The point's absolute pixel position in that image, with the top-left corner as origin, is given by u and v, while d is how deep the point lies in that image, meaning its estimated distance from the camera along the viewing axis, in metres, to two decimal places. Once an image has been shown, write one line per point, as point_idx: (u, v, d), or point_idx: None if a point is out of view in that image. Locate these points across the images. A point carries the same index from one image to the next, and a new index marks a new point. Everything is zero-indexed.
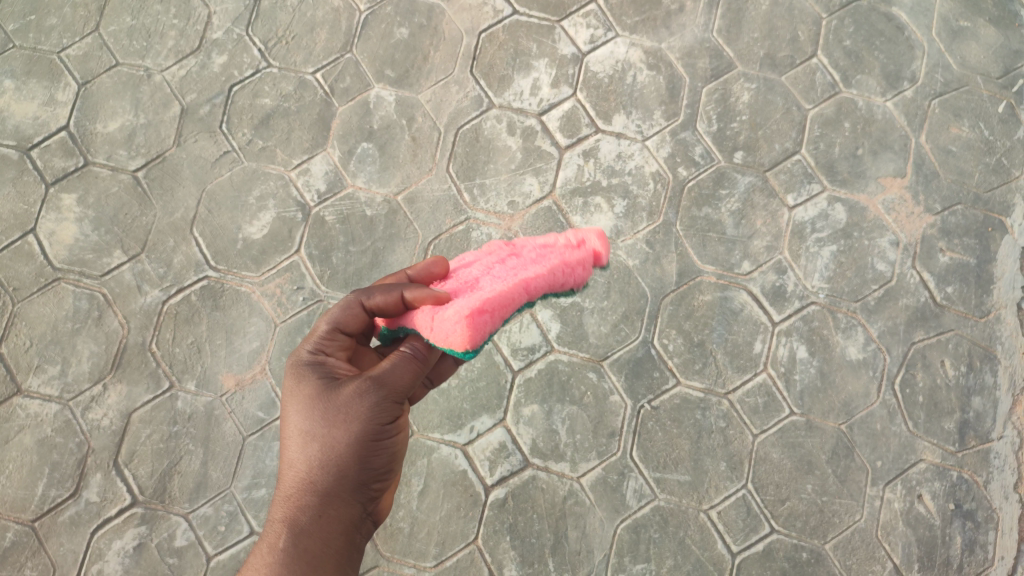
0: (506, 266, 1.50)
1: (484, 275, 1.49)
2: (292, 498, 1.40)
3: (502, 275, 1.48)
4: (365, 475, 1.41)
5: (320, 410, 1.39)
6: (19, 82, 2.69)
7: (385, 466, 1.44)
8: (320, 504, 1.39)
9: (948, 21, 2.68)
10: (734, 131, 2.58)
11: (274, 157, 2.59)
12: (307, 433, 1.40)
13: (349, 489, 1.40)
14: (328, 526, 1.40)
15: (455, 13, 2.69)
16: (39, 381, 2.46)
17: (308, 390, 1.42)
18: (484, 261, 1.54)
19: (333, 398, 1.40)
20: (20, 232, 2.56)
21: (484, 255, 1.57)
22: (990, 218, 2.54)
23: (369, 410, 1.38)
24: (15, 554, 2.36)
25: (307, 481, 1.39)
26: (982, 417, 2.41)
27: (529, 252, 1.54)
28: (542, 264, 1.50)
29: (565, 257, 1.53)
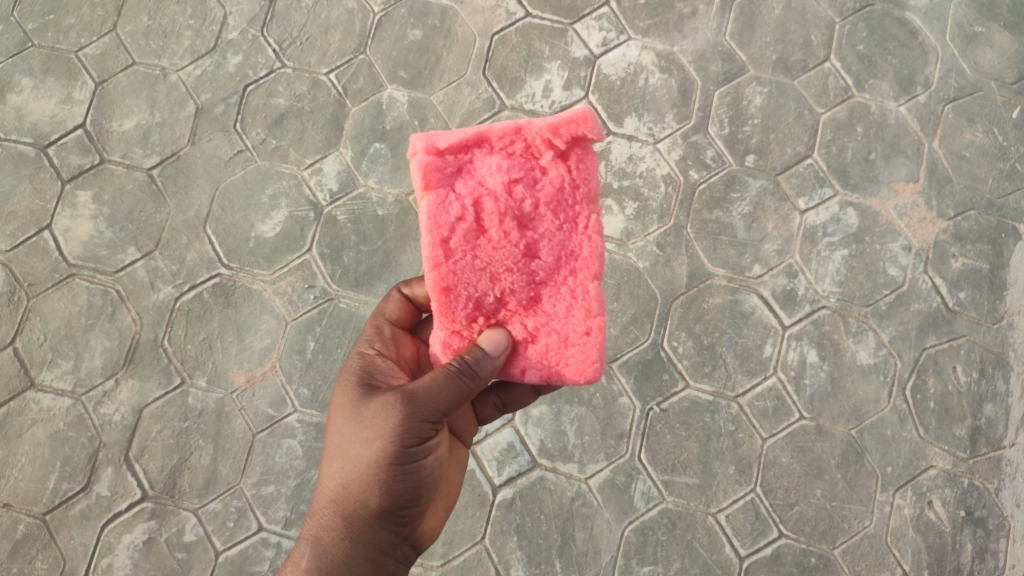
0: (555, 262, 1.31)
1: (545, 290, 1.33)
2: (320, 515, 1.42)
3: (565, 281, 1.32)
4: (391, 504, 1.37)
5: (350, 426, 1.38)
6: (37, 80, 2.72)
7: (413, 496, 1.38)
8: (344, 526, 1.39)
9: (963, 27, 2.67)
10: (745, 134, 2.58)
11: (287, 157, 2.61)
12: (334, 448, 1.40)
13: (374, 516, 1.37)
14: (352, 549, 1.39)
15: (468, 15, 2.71)
16: (52, 375, 2.49)
17: (343, 403, 1.42)
18: (520, 267, 1.30)
19: (361, 414, 1.37)
20: (36, 228, 2.59)
21: (508, 255, 1.29)
22: (1004, 224, 2.53)
23: (391, 431, 1.32)
24: (27, 546, 2.38)
25: (333, 498, 1.40)
26: (994, 424, 2.40)
27: (557, 220, 1.30)
28: (584, 231, 1.31)
29: (589, 190, 1.31)
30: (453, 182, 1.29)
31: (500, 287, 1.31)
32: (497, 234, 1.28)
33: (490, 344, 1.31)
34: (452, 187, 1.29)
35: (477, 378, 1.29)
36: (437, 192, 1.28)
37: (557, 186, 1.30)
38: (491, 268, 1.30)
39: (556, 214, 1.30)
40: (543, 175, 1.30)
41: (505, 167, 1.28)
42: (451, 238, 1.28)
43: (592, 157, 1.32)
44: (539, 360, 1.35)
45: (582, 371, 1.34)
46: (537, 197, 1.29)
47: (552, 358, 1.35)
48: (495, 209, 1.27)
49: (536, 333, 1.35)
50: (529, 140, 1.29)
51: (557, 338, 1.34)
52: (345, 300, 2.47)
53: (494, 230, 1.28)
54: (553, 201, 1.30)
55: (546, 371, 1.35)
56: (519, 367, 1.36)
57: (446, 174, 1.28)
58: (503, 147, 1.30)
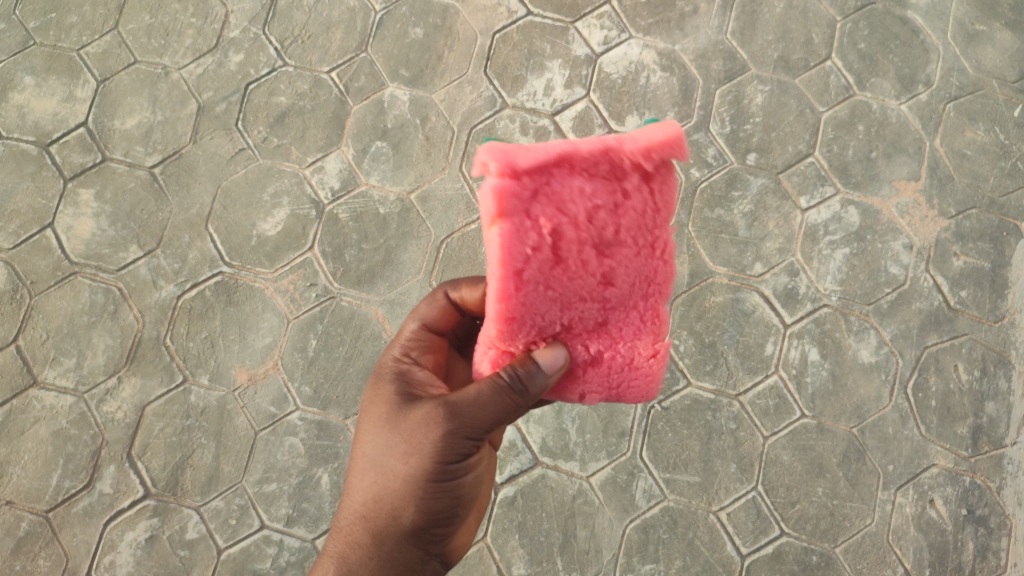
0: (631, 290, 1.16)
1: (615, 315, 1.18)
2: (349, 530, 1.40)
3: (638, 306, 1.18)
4: (424, 522, 1.34)
5: (387, 438, 1.35)
6: (39, 79, 2.72)
7: (448, 515, 1.35)
8: (375, 542, 1.37)
9: (964, 25, 2.67)
10: (747, 133, 2.58)
11: (289, 155, 2.61)
12: (367, 461, 1.37)
13: (407, 533, 1.35)
14: (381, 566, 1.37)
15: (470, 13, 2.71)
16: (54, 373, 2.49)
17: (379, 413, 1.38)
18: (594, 296, 1.14)
19: (399, 426, 1.33)
20: (37, 226, 2.59)
21: (586, 284, 1.12)
22: (1005, 223, 2.53)
23: (431, 447, 1.28)
24: (29, 544, 2.39)
25: (363, 514, 1.37)
26: (996, 422, 2.40)
27: (638, 248, 1.13)
28: (663, 257, 1.17)
29: (669, 215, 1.16)
30: (529, 207, 1.06)
31: (569, 315, 1.16)
32: (575, 264, 1.10)
33: (545, 359, 1.17)
34: (528, 212, 1.06)
35: (528, 394, 1.18)
36: (512, 223, 1.05)
37: (640, 213, 1.13)
38: (563, 298, 1.13)
39: (638, 241, 1.13)
40: (626, 199, 1.11)
41: (590, 191, 1.09)
42: (524, 270, 1.08)
43: (674, 178, 1.16)
44: (602, 382, 1.25)
45: (644, 391, 1.26)
46: (619, 224, 1.11)
47: (615, 381, 1.25)
48: (574, 239, 1.09)
49: (602, 358, 1.22)
50: (617, 160, 1.10)
51: (624, 363, 1.22)
52: (347, 298, 2.48)
53: (572, 260, 1.10)
54: (635, 228, 1.12)
55: (608, 393, 1.26)
56: (580, 391, 1.26)
57: (522, 200, 1.05)
58: (585, 168, 1.09)
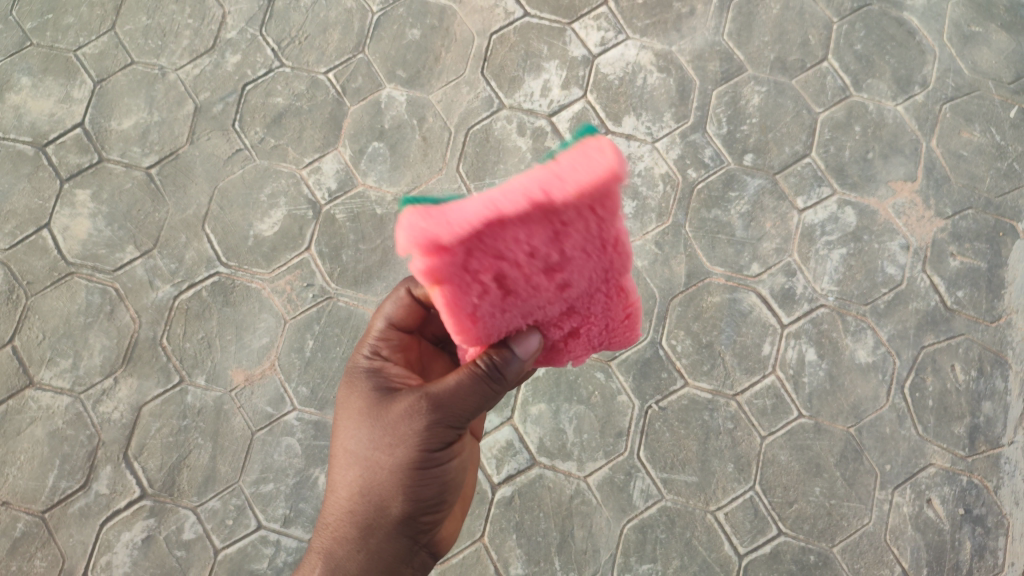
0: (590, 286, 1.11)
1: (582, 303, 1.15)
2: (336, 526, 1.42)
3: (601, 293, 1.14)
4: (412, 511, 1.38)
5: (369, 432, 1.37)
6: (36, 79, 2.72)
7: (434, 502, 1.39)
8: (363, 535, 1.39)
9: (960, 26, 2.68)
10: (744, 134, 2.58)
11: (286, 155, 2.61)
12: (351, 456, 1.39)
13: (394, 524, 1.38)
14: (370, 558, 1.40)
15: (467, 14, 2.71)
16: (51, 373, 2.49)
17: (359, 409, 1.40)
18: (554, 300, 1.12)
19: (381, 420, 1.36)
20: (34, 227, 2.59)
21: (540, 296, 1.10)
22: (1002, 223, 2.54)
23: (414, 437, 1.32)
24: (25, 545, 2.38)
25: (349, 508, 1.40)
26: (993, 422, 2.40)
27: (589, 256, 1.03)
28: (620, 251, 1.05)
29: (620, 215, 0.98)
30: (463, 266, 1.01)
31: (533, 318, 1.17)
32: (528, 293, 1.09)
33: (518, 345, 1.19)
34: (465, 270, 1.02)
35: (504, 380, 1.22)
36: (447, 283, 1.03)
37: (588, 232, 0.99)
38: (523, 312, 1.14)
39: (587, 252, 1.02)
40: (561, 227, 0.97)
41: (523, 241, 0.97)
42: (477, 308, 1.10)
43: (619, 191, 0.96)
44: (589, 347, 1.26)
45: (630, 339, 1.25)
46: (563, 246, 1.00)
47: (599, 343, 1.25)
48: (518, 275, 1.04)
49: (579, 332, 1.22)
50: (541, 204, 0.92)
51: (601, 329, 1.21)
52: (344, 298, 2.47)
53: (521, 291, 1.08)
54: (580, 244, 1.00)
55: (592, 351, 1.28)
56: (570, 357, 1.29)
57: (452, 266, 1.00)
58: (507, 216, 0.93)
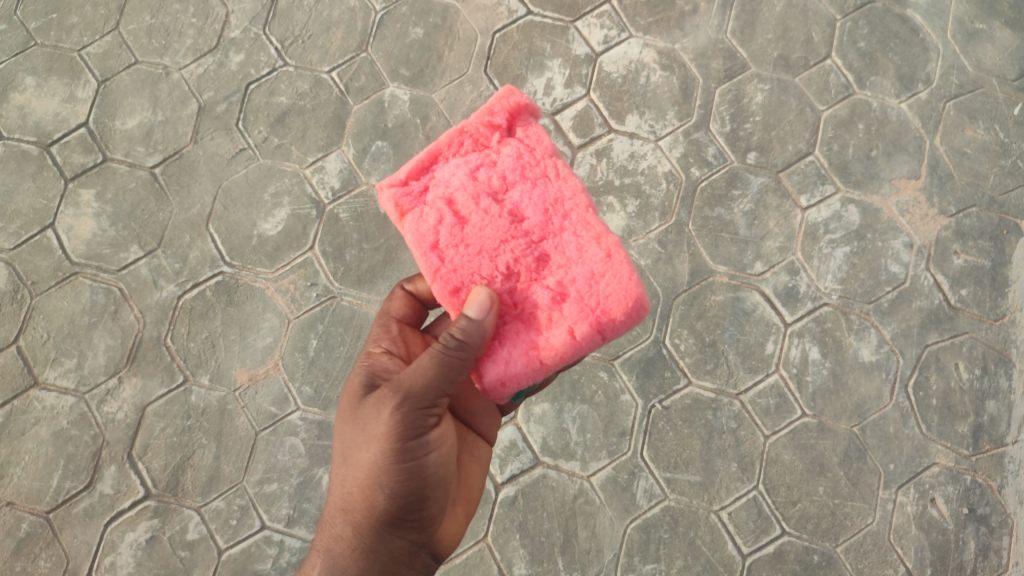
0: (544, 217, 1.35)
1: (548, 243, 1.34)
2: (333, 526, 1.47)
3: (562, 227, 1.35)
4: (394, 507, 1.38)
5: (351, 429, 1.42)
6: (40, 79, 2.73)
7: (415, 499, 1.38)
8: (354, 533, 1.43)
9: (964, 23, 2.67)
10: (747, 132, 2.58)
11: (289, 155, 2.61)
12: (340, 454, 1.45)
13: (378, 521, 1.40)
14: (363, 555, 1.43)
15: (470, 13, 2.71)
16: (55, 373, 2.49)
17: (346, 408, 1.47)
18: (514, 233, 1.33)
19: (359, 416, 1.41)
20: (38, 227, 2.60)
21: (497, 227, 1.33)
22: (1006, 221, 2.53)
23: (385, 430, 1.35)
24: (30, 545, 2.39)
25: (341, 506, 1.45)
26: (997, 421, 2.40)
27: (530, 181, 1.37)
28: (556, 179, 1.37)
29: (546, 148, 1.40)
30: (422, 198, 1.36)
31: (503, 260, 1.33)
32: (480, 216, 1.33)
33: (474, 309, 1.27)
34: (424, 202, 1.36)
35: (461, 350, 1.28)
36: (410, 212, 1.35)
37: (514, 154, 1.38)
38: (487, 248, 1.33)
39: (526, 177, 1.37)
40: (490, 149, 1.39)
41: (463, 163, 1.37)
42: (439, 240, 1.33)
43: (530, 124, 1.43)
44: (582, 308, 1.29)
45: (623, 294, 1.29)
46: (499, 171, 1.37)
47: (590, 300, 1.30)
48: (468, 197, 1.34)
49: (564, 287, 1.31)
50: (473, 134, 1.39)
51: (584, 277, 1.31)
52: (348, 298, 2.48)
53: (474, 214, 1.34)
54: (516, 169, 1.37)
55: (592, 316, 1.29)
56: (565, 326, 1.29)
57: (414, 196, 1.36)
58: (454, 152, 1.40)
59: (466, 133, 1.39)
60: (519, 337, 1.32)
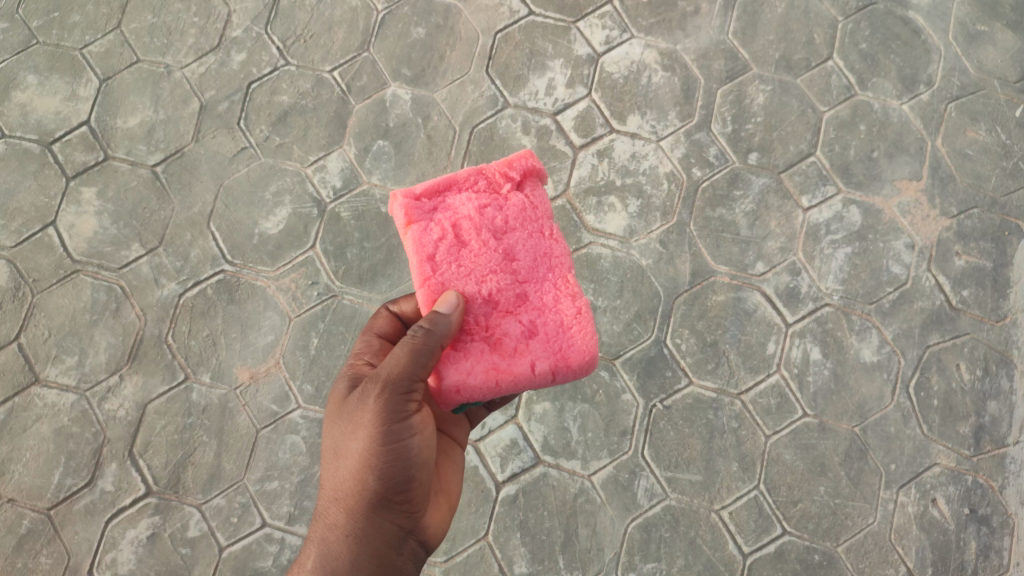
0: (533, 263, 1.47)
1: (530, 287, 1.46)
2: (326, 516, 1.48)
3: (546, 277, 1.48)
4: (381, 489, 1.40)
5: (338, 422, 1.46)
6: (42, 77, 2.73)
7: (402, 481, 1.41)
8: (345, 521, 1.44)
9: (966, 25, 2.67)
10: (749, 132, 2.58)
11: (291, 154, 2.61)
12: (329, 447, 1.48)
13: (368, 506, 1.42)
14: (354, 543, 1.44)
15: (472, 13, 2.71)
16: (56, 371, 2.49)
17: (335, 404, 1.51)
18: (502, 267, 1.45)
19: (346, 407, 1.45)
20: (40, 225, 2.60)
21: (490, 258, 1.44)
22: (1007, 222, 2.53)
23: (369, 415, 1.39)
24: (30, 542, 2.38)
25: (333, 496, 1.47)
26: (998, 422, 2.40)
27: (528, 231, 1.49)
28: (551, 237, 1.51)
29: (548, 211, 1.53)
30: (431, 216, 1.47)
31: (487, 287, 1.43)
32: (477, 246, 1.45)
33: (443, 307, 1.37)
34: (432, 219, 1.47)
35: (433, 343, 1.35)
36: (416, 223, 1.45)
37: (521, 206, 1.51)
38: (475, 273, 1.44)
39: (526, 227, 1.49)
40: (500, 194, 1.52)
41: (474, 198, 1.49)
42: (436, 255, 1.43)
43: (540, 186, 1.56)
44: (545, 349, 1.42)
45: (583, 349, 1.43)
46: (503, 214, 1.49)
47: (555, 345, 1.43)
48: (472, 228, 1.46)
49: (534, 325, 1.43)
50: (490, 177, 1.52)
51: (555, 323, 1.44)
52: (349, 297, 2.48)
53: (473, 242, 1.45)
54: (520, 217, 1.50)
55: (553, 358, 1.42)
56: (528, 360, 1.41)
57: (424, 211, 1.47)
58: (469, 187, 1.52)
59: (485, 176, 1.52)
60: (484, 354, 1.41)
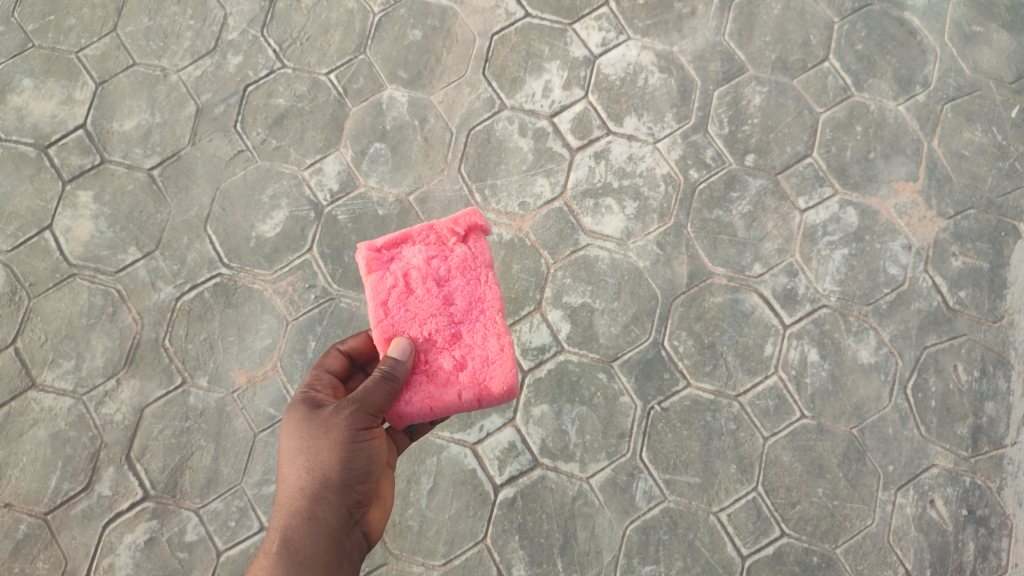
0: (468, 306, 1.61)
1: (465, 327, 1.60)
2: (287, 505, 1.57)
3: (478, 319, 1.61)
4: (347, 480, 1.56)
5: (306, 428, 1.58)
6: (38, 81, 2.72)
7: (365, 471, 1.58)
8: (307, 513, 1.54)
9: (961, 26, 2.67)
10: (745, 134, 2.58)
11: (288, 157, 2.61)
12: (292, 449, 1.58)
13: (333, 491, 1.55)
14: (316, 530, 1.54)
15: (468, 15, 2.71)
16: (53, 375, 2.48)
17: (297, 415, 1.62)
18: (440, 311, 1.59)
19: (317, 416, 1.59)
20: (36, 228, 2.59)
21: (431, 303, 1.59)
22: (1004, 223, 2.54)
23: (345, 420, 1.55)
24: (27, 547, 2.37)
25: (296, 490, 1.56)
26: (996, 422, 2.40)
27: (467, 278, 1.62)
28: (486, 283, 1.63)
29: (487, 259, 1.65)
30: (387, 265, 1.62)
31: (427, 328, 1.58)
32: (421, 292, 1.59)
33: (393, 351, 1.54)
34: (387, 268, 1.62)
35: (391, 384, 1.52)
36: (374, 274, 1.60)
37: (463, 256, 1.63)
38: (418, 316, 1.59)
39: (465, 274, 1.62)
40: (446, 245, 1.65)
41: (425, 250, 1.63)
42: (388, 300, 1.58)
43: (484, 238, 1.67)
44: (471, 381, 1.57)
45: (505, 381, 1.58)
46: (447, 265, 1.62)
47: (480, 377, 1.58)
48: (419, 276, 1.60)
49: (464, 361, 1.59)
50: (440, 231, 1.65)
51: (481, 358, 1.59)
52: (346, 300, 2.48)
53: (418, 289, 1.59)
54: (461, 266, 1.63)
55: (477, 389, 1.57)
56: (456, 390, 1.57)
57: (381, 261, 1.62)
58: (422, 239, 1.65)
59: (435, 230, 1.65)
60: (421, 385, 1.58)
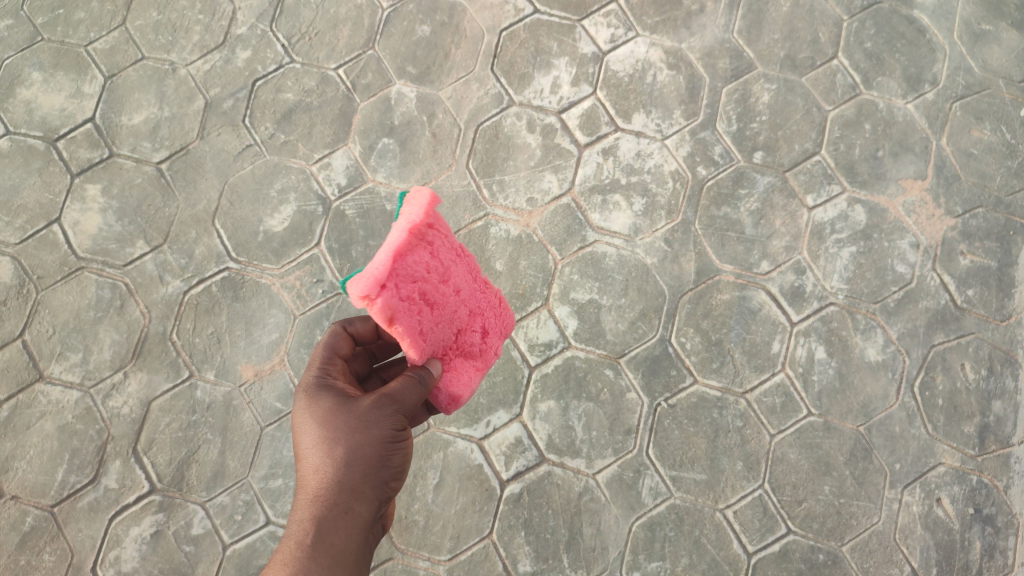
0: (469, 283, 1.65)
1: (473, 302, 1.66)
2: (316, 497, 1.49)
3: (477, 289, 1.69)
4: (384, 475, 1.55)
5: (343, 420, 1.54)
6: (46, 74, 2.73)
7: (398, 468, 1.58)
8: (341, 506, 1.49)
9: (970, 24, 2.67)
10: (753, 131, 2.58)
11: (296, 152, 2.61)
12: (327, 440, 1.52)
13: (371, 485, 1.52)
14: (350, 523, 1.49)
15: (477, 11, 2.71)
16: (60, 368, 2.49)
17: (330, 406, 1.56)
18: (457, 304, 1.59)
19: (354, 409, 1.55)
20: (44, 221, 2.59)
21: (451, 303, 1.56)
22: (1012, 222, 2.53)
23: (387, 417, 1.54)
24: (34, 539, 2.38)
25: (330, 482, 1.50)
26: (1003, 421, 2.39)
27: (456, 260, 1.60)
28: (464, 256, 1.65)
29: (450, 231, 1.60)
30: (400, 295, 1.41)
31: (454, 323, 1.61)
32: (441, 298, 1.53)
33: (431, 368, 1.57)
34: (404, 299, 1.41)
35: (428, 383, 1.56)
36: (399, 315, 1.40)
37: (441, 244, 1.55)
38: (446, 319, 1.56)
39: (454, 257, 1.59)
40: (425, 241, 1.51)
41: (421, 258, 1.47)
42: (421, 326, 1.48)
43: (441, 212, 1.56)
44: (497, 337, 1.75)
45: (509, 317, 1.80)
46: (441, 259, 1.53)
47: (499, 329, 1.75)
48: (433, 285, 1.49)
49: (485, 328, 1.71)
50: (416, 231, 1.46)
51: (493, 314, 1.73)
52: None
53: (438, 298, 1.52)
54: (446, 251, 1.56)
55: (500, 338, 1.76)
56: (493, 350, 1.73)
57: (397, 296, 1.39)
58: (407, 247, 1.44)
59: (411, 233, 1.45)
60: (465, 366, 1.68)
